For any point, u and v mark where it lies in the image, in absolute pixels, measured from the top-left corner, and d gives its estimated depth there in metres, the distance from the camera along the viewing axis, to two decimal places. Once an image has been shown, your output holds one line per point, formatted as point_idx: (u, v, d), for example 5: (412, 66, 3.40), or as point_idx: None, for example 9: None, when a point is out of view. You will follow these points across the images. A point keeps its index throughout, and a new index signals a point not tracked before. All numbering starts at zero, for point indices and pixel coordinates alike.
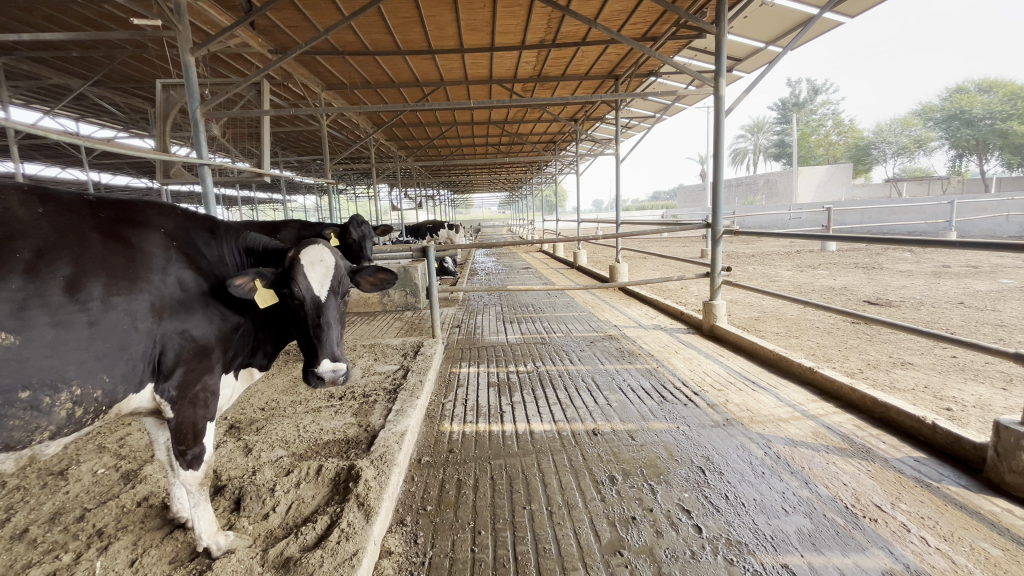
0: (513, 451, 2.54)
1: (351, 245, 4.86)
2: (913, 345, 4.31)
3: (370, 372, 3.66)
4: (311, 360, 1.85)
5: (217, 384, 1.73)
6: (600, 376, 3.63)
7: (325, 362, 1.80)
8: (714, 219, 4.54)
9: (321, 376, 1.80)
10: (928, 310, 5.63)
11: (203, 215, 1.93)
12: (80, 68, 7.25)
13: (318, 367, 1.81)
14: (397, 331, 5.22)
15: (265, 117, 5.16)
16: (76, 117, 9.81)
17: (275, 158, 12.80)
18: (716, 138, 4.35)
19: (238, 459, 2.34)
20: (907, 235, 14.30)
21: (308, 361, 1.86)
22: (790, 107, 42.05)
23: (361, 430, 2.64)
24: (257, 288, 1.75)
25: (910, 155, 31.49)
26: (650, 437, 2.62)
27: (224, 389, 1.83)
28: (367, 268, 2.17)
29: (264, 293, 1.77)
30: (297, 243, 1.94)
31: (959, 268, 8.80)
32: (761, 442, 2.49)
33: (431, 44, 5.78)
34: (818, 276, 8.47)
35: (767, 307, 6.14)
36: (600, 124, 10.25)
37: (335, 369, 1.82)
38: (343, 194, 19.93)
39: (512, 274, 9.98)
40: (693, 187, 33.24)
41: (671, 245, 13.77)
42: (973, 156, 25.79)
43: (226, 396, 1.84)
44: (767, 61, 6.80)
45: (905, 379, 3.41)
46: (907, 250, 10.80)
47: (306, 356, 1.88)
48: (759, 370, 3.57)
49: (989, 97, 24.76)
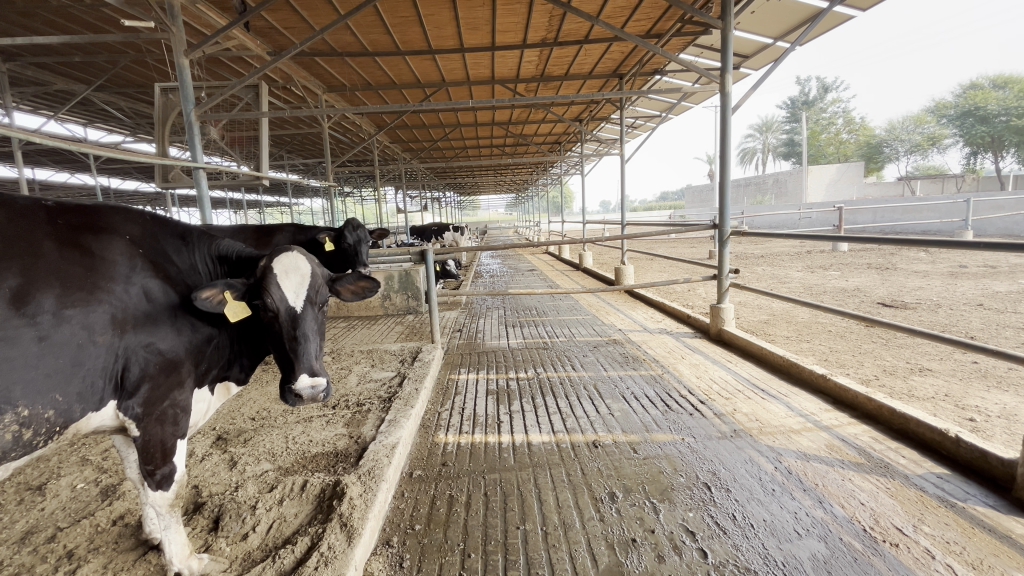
0: (509, 465, 2.42)
1: (346, 250, 4.78)
2: (931, 350, 4.13)
3: (365, 380, 3.57)
4: (289, 376, 1.75)
5: (188, 399, 1.65)
6: (602, 384, 3.50)
7: (303, 377, 1.70)
8: (721, 220, 4.39)
9: (299, 393, 1.70)
10: (945, 313, 5.43)
11: (175, 220, 1.85)
12: (84, 73, 7.27)
13: (295, 384, 1.70)
14: (397, 336, 5.14)
15: (263, 119, 5.10)
16: (84, 123, 9.89)
17: (281, 161, 12.83)
18: (722, 136, 4.21)
19: (221, 473, 2.25)
20: (921, 235, 14.01)
21: (287, 378, 1.76)
22: (799, 105, 41.58)
23: (351, 442, 2.54)
24: (227, 300, 1.67)
25: (923, 153, 30.93)
26: (653, 450, 2.48)
27: (198, 404, 1.74)
28: (347, 276, 2.07)
29: (234, 306, 1.69)
30: (271, 252, 1.86)
31: (976, 268, 8.53)
32: (771, 456, 2.36)
33: (430, 44, 5.69)
34: (829, 277, 8.27)
35: (776, 310, 5.97)
36: (605, 124, 10.12)
37: (313, 385, 1.71)
38: (350, 197, 19.97)
39: (516, 277, 9.88)
40: (701, 188, 32.98)
41: (678, 246, 13.60)
42: (988, 154, 25.26)
43: (200, 411, 1.76)
44: (775, 58, 6.64)
45: (924, 387, 3.24)
46: (921, 251, 10.55)
47: (284, 373, 1.78)
48: (769, 377, 3.43)
49: (1004, 93, 24.22)
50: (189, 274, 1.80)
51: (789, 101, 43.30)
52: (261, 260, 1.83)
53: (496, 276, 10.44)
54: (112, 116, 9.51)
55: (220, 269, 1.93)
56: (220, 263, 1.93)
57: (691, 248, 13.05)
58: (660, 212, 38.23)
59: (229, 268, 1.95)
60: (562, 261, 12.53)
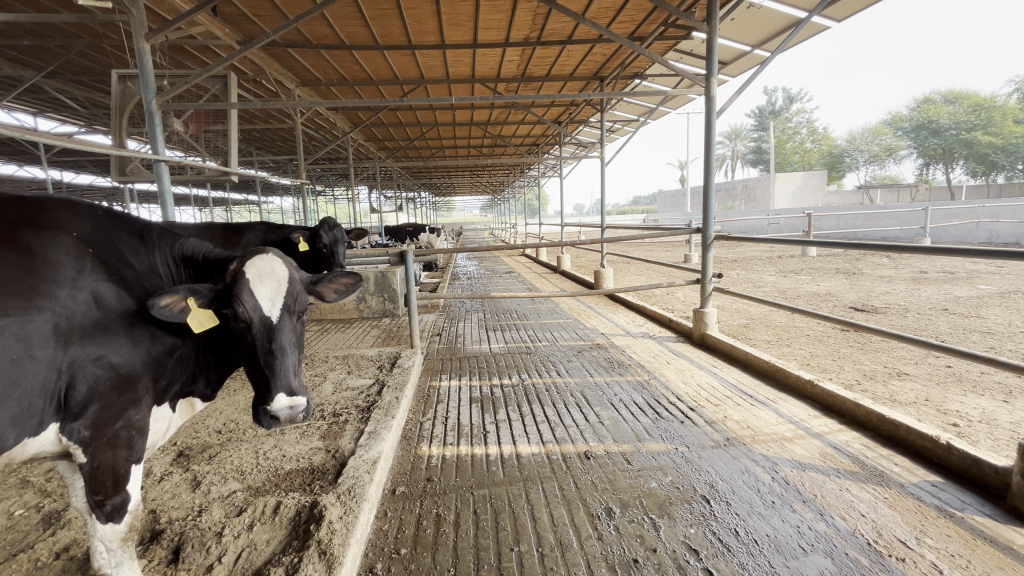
0: (498, 479, 2.29)
1: (321, 251, 4.56)
2: (905, 354, 4.22)
3: (341, 389, 3.37)
4: (264, 395, 1.58)
5: (146, 417, 1.46)
6: (589, 391, 3.40)
7: (280, 397, 1.54)
8: (705, 224, 4.37)
9: (275, 414, 1.54)
10: (914, 317, 5.59)
11: (132, 217, 1.65)
12: (34, 58, 6.77)
13: (271, 404, 1.54)
14: (374, 340, 4.93)
15: (231, 111, 4.82)
16: (34, 112, 9.28)
17: (250, 157, 12.35)
18: (707, 140, 4.20)
19: (183, 495, 2.05)
20: (882, 241, 14.58)
21: (261, 398, 1.60)
22: (766, 114, 42.96)
23: (328, 457, 2.37)
24: (190, 308, 1.49)
25: (881, 163, 32.37)
26: (647, 461, 2.40)
27: (157, 423, 1.55)
28: (328, 282, 1.91)
29: (199, 315, 1.52)
30: (243, 253, 1.68)
31: (936, 273, 8.89)
32: (767, 465, 2.30)
33: (410, 39, 5.52)
34: (801, 281, 8.47)
35: (754, 314, 6.03)
36: (584, 127, 10.12)
37: (292, 405, 1.56)
38: (322, 196, 19.46)
39: (494, 279, 9.78)
40: (673, 193, 33.66)
41: (654, 250, 13.76)
42: (940, 165, 26.62)
43: (158, 431, 1.57)
44: (753, 65, 6.73)
45: (905, 392, 3.28)
46: (885, 256, 10.95)
47: (258, 391, 1.61)
48: (756, 383, 3.41)
49: (955, 107, 25.59)
50: (147, 276, 1.61)
51: (757, 110, 44.67)
52: (231, 263, 1.66)
53: (473, 278, 10.29)
54: (65, 106, 8.94)
55: (183, 270, 1.75)
56: (183, 264, 1.75)
57: (666, 252, 13.22)
58: (633, 215, 38.84)
59: (193, 270, 1.77)
60: (540, 264, 12.48)
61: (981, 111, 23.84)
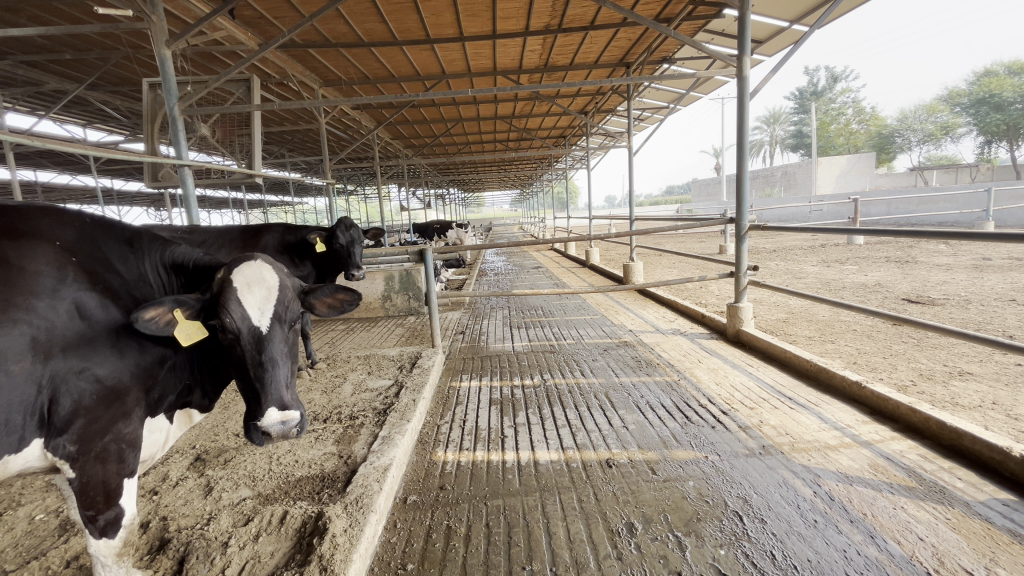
0: (514, 489, 2.18)
1: (338, 251, 4.50)
2: (967, 351, 3.84)
3: (360, 390, 3.34)
4: (255, 409, 1.61)
5: (136, 431, 1.55)
6: (614, 392, 3.24)
7: (272, 412, 1.57)
8: (738, 214, 4.09)
9: (266, 430, 1.57)
10: (976, 309, 5.11)
11: (121, 225, 1.79)
12: (77, 71, 7.10)
13: (262, 420, 1.57)
14: (397, 340, 4.90)
15: (254, 113, 4.89)
16: (82, 124, 9.78)
17: (282, 159, 12.62)
18: (739, 124, 3.93)
19: (194, 502, 2.03)
20: (937, 226, 13.60)
21: (252, 412, 1.63)
22: (807, 96, 40.93)
23: (340, 463, 2.31)
24: (177, 321, 1.55)
25: (936, 143, 30.28)
26: (674, 470, 2.23)
27: (152, 434, 1.65)
28: (321, 289, 1.90)
29: (186, 328, 1.58)
30: (231, 260, 1.73)
31: (1001, 261, 8.17)
32: (808, 478, 2.09)
33: (428, 33, 5.44)
34: (847, 271, 7.96)
35: (795, 308, 5.66)
36: (611, 116, 9.82)
37: (284, 420, 1.59)
38: (353, 196, 19.78)
39: (521, 275, 9.65)
40: (707, 182, 32.55)
41: (688, 242, 13.27)
42: (1002, 142, 24.68)
43: (154, 442, 1.67)
44: (793, 41, 6.30)
45: (967, 394, 2.96)
46: (941, 243, 10.18)
47: (250, 404, 1.65)
48: (796, 384, 3.16)
49: (1019, 79, 23.64)
50: (135, 282, 1.73)
51: (797, 92, 42.56)
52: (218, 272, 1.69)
53: (500, 274, 10.17)
54: (109, 116, 9.36)
55: (173, 278, 1.87)
56: (171, 272, 1.87)
57: (702, 243, 12.73)
58: (666, 206, 37.81)
59: (181, 277, 1.88)
60: (568, 258, 12.25)
61: None
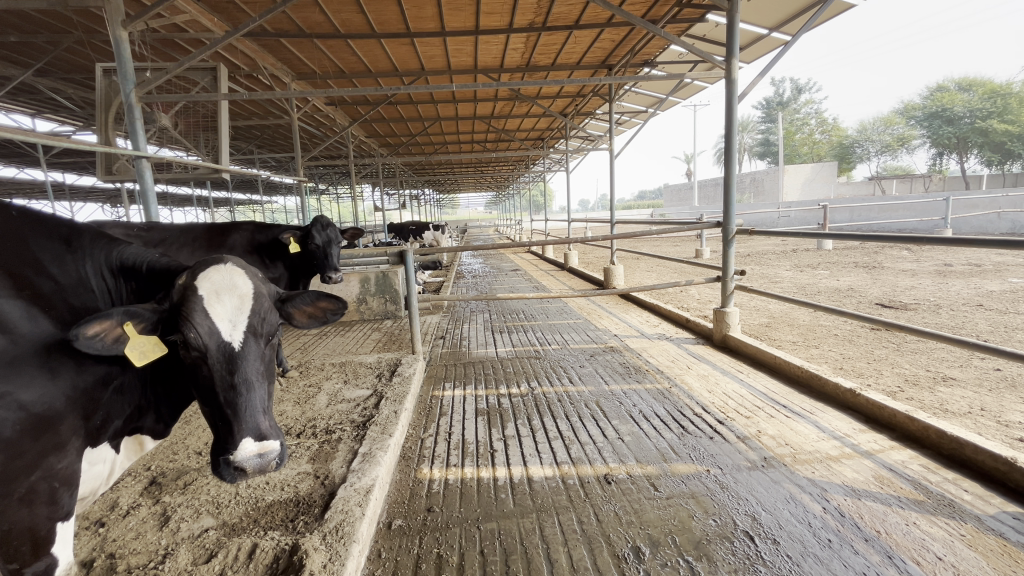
0: (508, 510, 2.02)
1: (313, 252, 4.23)
2: (947, 356, 3.89)
3: (336, 401, 3.12)
4: (227, 440, 1.43)
5: (72, 467, 1.41)
6: (605, 401, 3.11)
7: (246, 443, 1.39)
8: (725, 219, 4.05)
9: (240, 464, 1.39)
10: (948, 314, 5.23)
11: (60, 223, 1.64)
12: (24, 55, 6.58)
13: (235, 453, 1.39)
14: (374, 345, 4.66)
15: (221, 103, 4.59)
16: (31, 114, 9.11)
17: (250, 155, 12.11)
18: (728, 127, 3.88)
19: (147, 535, 1.79)
20: (899, 233, 14.13)
21: (222, 445, 1.44)
22: (774, 105, 42.28)
23: (317, 485, 2.10)
24: (129, 338, 1.40)
25: (893, 153, 31.71)
26: (676, 486, 2.12)
27: (93, 466, 1.54)
28: (300, 296, 1.72)
29: (139, 345, 1.43)
30: (196, 264, 1.56)
31: (962, 267, 8.47)
32: (815, 492, 2.01)
33: (408, 26, 5.25)
34: (820, 276, 8.12)
35: (775, 312, 5.70)
36: (591, 119, 9.80)
37: (261, 452, 1.41)
38: (325, 195, 19.21)
39: (499, 277, 9.53)
40: (680, 187, 33.19)
41: (663, 246, 13.38)
42: (954, 154, 26.02)
43: (95, 475, 1.55)
44: (773, 47, 6.36)
45: (955, 400, 2.96)
46: (905, 249, 10.55)
47: (219, 435, 1.45)
48: (787, 390, 3.12)
49: (969, 95, 25.00)
50: (73, 287, 1.58)
51: (764, 101, 43.91)
52: (179, 278, 1.52)
53: (479, 277, 9.98)
54: (60, 105, 8.76)
55: (122, 284, 1.72)
56: (117, 276, 1.72)
57: (677, 247, 12.86)
58: (639, 209, 38.34)
59: (130, 282, 1.73)
60: (547, 261, 12.15)
61: (996, 99, 23.24)
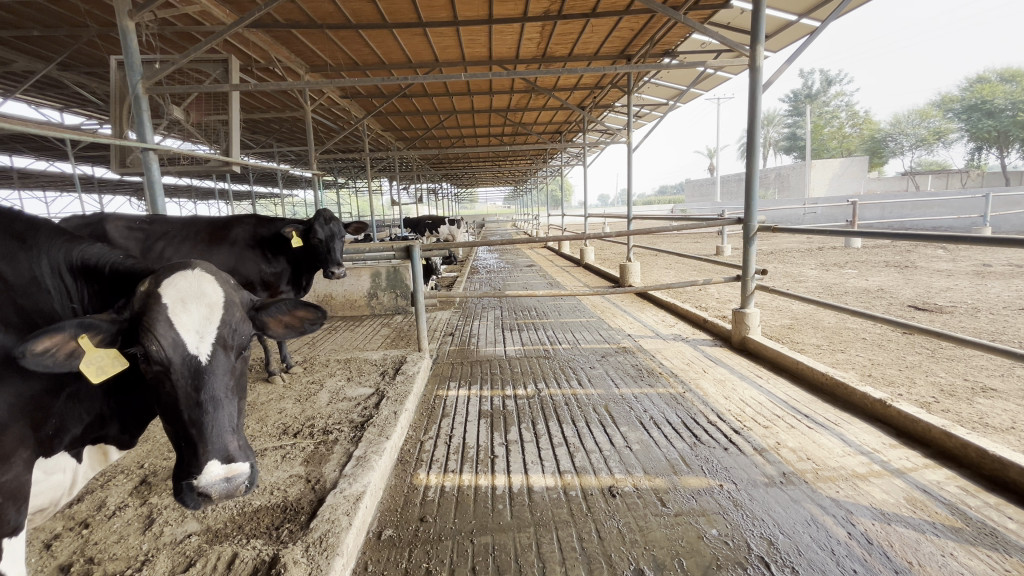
0: (505, 523, 1.90)
1: (316, 247, 4.18)
2: (986, 364, 3.63)
3: (337, 399, 3.05)
4: (191, 463, 1.40)
5: (20, 480, 1.40)
6: (614, 406, 2.97)
7: (213, 466, 1.37)
8: (746, 215, 3.84)
9: (205, 489, 1.36)
10: (987, 318, 4.90)
11: (16, 222, 1.68)
12: (47, 49, 6.67)
13: (200, 477, 1.36)
14: (381, 341, 4.59)
15: (231, 95, 4.57)
16: (59, 108, 9.32)
17: (269, 148, 12.22)
18: (750, 118, 3.67)
19: (129, 539, 1.73)
20: (932, 231, 13.55)
21: (186, 468, 1.41)
22: (802, 98, 41.03)
23: (307, 489, 2.02)
24: (84, 352, 1.36)
25: (928, 147, 30.45)
26: (685, 502, 1.97)
27: (51, 475, 1.57)
28: (275, 305, 1.67)
29: (96, 359, 1.40)
30: (161, 271, 1.53)
31: (1001, 267, 8.03)
32: (839, 515, 1.84)
33: (420, 15, 5.13)
34: (847, 275, 7.78)
35: (799, 313, 5.44)
36: (609, 111, 9.56)
37: (228, 477, 1.39)
38: (344, 188, 19.32)
39: (513, 273, 9.43)
40: (702, 183, 32.51)
41: (684, 242, 13.07)
42: (993, 149, 24.86)
43: (54, 485, 1.58)
44: (802, 34, 6.04)
45: (996, 413, 2.73)
46: (940, 248, 10.07)
47: (183, 457, 1.42)
48: (810, 399, 2.93)
49: (1012, 86, 23.78)
50: (24, 286, 1.61)
51: (792, 93, 42.62)
52: (141, 286, 1.50)
53: (493, 273, 9.86)
54: (85, 99, 8.94)
55: (82, 286, 1.76)
56: (73, 277, 1.75)
57: (698, 245, 12.56)
58: (660, 205, 37.67)
59: (88, 284, 1.77)
60: (563, 257, 11.96)
61: None
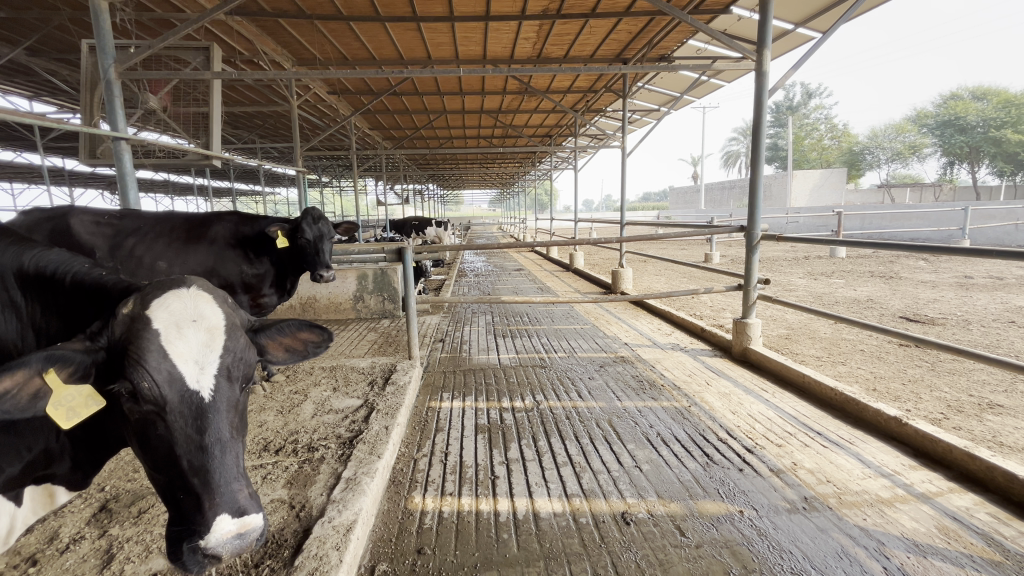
0: (510, 556, 1.73)
1: (303, 247, 3.96)
2: (987, 378, 3.58)
3: (323, 411, 2.83)
4: (195, 519, 1.24)
5: None
6: (617, 421, 2.82)
7: (223, 522, 1.22)
8: (749, 223, 3.75)
9: (216, 548, 1.22)
10: (979, 331, 4.90)
11: None
12: (17, 33, 6.32)
13: (208, 536, 1.21)
14: (368, 347, 4.37)
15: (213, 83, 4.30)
16: (30, 96, 8.87)
17: (251, 145, 11.88)
18: (755, 123, 3.59)
19: None
20: (911, 242, 13.81)
21: (189, 524, 1.25)
22: (783, 109, 41.92)
23: (290, 517, 1.82)
24: (56, 391, 1.22)
25: (904, 161, 31.33)
26: (705, 530, 1.83)
27: None
28: (277, 327, 1.54)
29: (69, 397, 1.24)
30: (147, 289, 1.38)
31: (982, 279, 8.18)
32: (872, 546, 1.72)
33: (414, 10, 4.96)
34: (836, 285, 7.80)
35: (794, 323, 5.39)
36: (601, 116, 9.51)
37: (241, 532, 1.25)
38: (328, 187, 18.93)
39: (502, 277, 9.28)
40: (686, 190, 32.85)
41: (671, 249, 13.09)
42: (965, 164, 25.68)
43: None
44: (798, 43, 6.02)
45: (1008, 432, 2.66)
46: (922, 259, 10.23)
47: (183, 511, 1.26)
48: (820, 414, 2.83)
49: (983, 104, 24.62)
50: None
51: (774, 105, 43.52)
52: (121, 307, 1.34)
53: (480, 276, 9.69)
54: (56, 87, 8.51)
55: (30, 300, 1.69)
56: (22, 287, 1.70)
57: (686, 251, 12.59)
58: (645, 211, 37.96)
59: (38, 295, 1.69)
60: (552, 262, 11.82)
61: (1011, 108, 22.86)
